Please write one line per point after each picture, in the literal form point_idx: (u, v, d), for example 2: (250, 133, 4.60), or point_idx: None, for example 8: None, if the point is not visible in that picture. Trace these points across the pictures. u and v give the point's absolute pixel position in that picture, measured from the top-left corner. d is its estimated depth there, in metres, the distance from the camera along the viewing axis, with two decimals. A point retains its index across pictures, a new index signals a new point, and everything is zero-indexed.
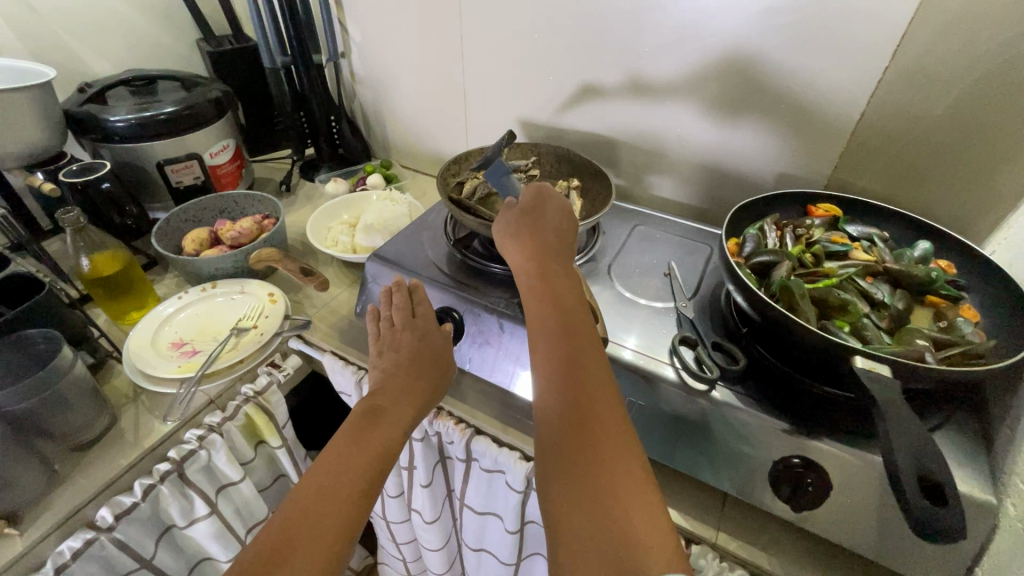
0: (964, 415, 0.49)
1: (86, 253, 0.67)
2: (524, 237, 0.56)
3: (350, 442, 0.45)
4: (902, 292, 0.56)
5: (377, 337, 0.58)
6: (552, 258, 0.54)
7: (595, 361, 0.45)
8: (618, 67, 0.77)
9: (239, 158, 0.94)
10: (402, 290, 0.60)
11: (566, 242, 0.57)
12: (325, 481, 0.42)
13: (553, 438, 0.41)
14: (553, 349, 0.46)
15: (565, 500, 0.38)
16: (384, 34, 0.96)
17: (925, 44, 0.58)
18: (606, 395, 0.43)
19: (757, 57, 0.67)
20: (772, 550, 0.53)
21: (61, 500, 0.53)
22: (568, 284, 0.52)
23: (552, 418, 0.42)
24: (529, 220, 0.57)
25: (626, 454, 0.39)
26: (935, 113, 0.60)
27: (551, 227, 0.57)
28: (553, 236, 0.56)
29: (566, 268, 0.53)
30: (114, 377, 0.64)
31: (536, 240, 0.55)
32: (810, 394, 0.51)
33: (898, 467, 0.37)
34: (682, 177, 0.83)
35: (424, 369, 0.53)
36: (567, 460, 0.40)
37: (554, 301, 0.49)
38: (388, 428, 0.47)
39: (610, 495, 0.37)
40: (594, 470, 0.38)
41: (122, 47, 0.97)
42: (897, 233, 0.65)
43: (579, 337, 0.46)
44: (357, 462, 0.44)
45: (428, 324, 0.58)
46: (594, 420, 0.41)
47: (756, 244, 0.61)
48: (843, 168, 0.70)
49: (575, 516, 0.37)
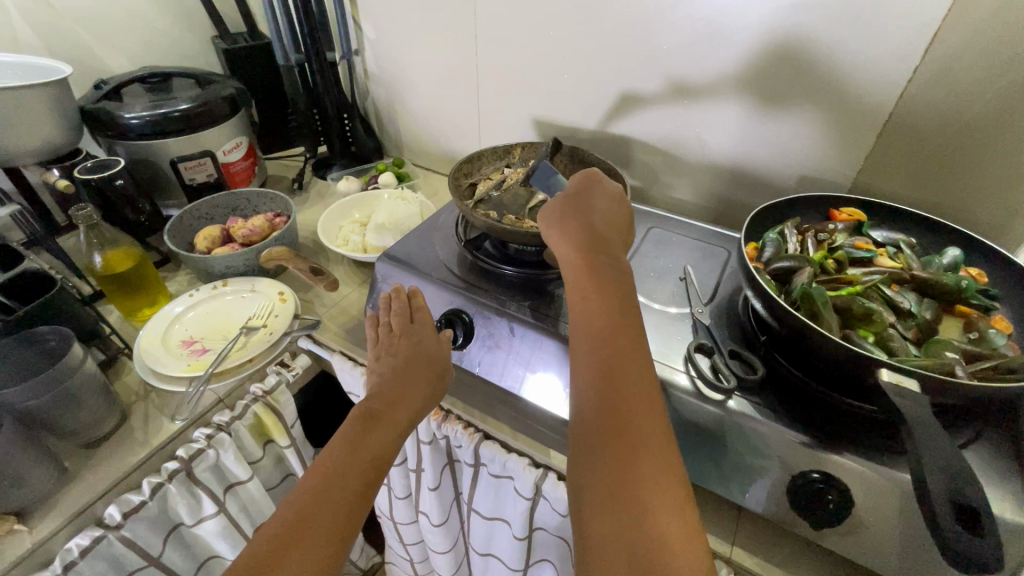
0: (996, 432, 0.47)
1: (100, 251, 0.67)
2: (570, 223, 0.54)
3: (347, 445, 0.44)
4: (929, 301, 0.54)
5: (375, 342, 0.57)
6: (598, 246, 0.52)
7: (632, 357, 0.43)
8: (635, 66, 0.76)
9: (251, 155, 0.94)
10: (401, 298, 0.60)
11: (616, 230, 0.55)
12: (327, 481, 0.42)
13: (588, 444, 0.40)
14: (592, 348, 0.45)
15: (596, 502, 0.37)
16: (398, 31, 0.95)
17: (961, 43, 0.55)
18: (636, 394, 0.41)
19: (780, 56, 0.65)
20: (789, 567, 0.51)
21: (70, 496, 0.53)
22: (614, 275, 0.50)
23: (587, 423, 0.41)
24: (576, 208, 0.56)
25: (657, 459, 0.38)
26: (969, 114, 0.58)
27: (599, 215, 0.55)
28: (602, 225, 0.54)
29: (613, 255, 0.51)
30: (125, 374, 0.64)
31: (585, 227, 0.53)
32: (833, 407, 0.50)
33: (931, 490, 0.35)
34: (700, 179, 0.81)
35: (425, 371, 0.53)
36: (599, 460, 0.39)
37: (597, 289, 0.48)
38: (388, 428, 0.47)
39: (637, 504, 0.36)
40: (624, 474, 0.37)
41: (139, 44, 0.97)
42: (925, 239, 0.62)
43: (618, 334, 0.45)
44: (360, 461, 0.44)
45: (424, 327, 0.58)
46: (623, 419, 0.40)
47: (776, 249, 0.59)
48: (868, 170, 0.67)
49: (603, 515, 0.37)
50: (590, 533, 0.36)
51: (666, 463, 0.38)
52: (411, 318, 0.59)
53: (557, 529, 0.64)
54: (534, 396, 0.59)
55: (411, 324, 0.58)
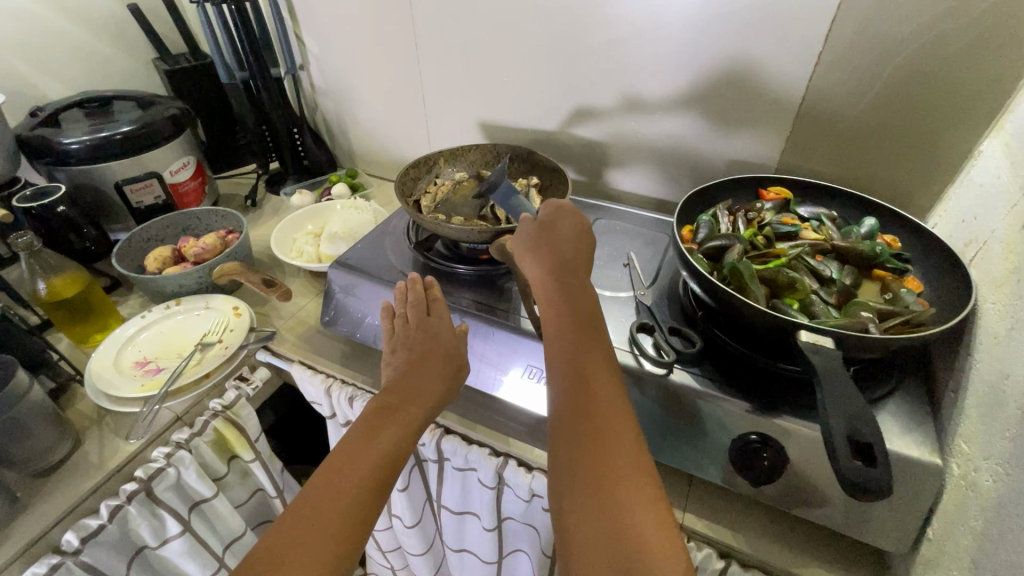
0: (911, 384, 0.51)
1: (44, 278, 0.66)
2: (541, 250, 0.52)
3: (361, 443, 0.44)
4: (849, 268, 0.58)
5: (391, 333, 0.57)
6: (567, 273, 0.50)
7: (603, 365, 0.43)
8: (573, 66, 0.79)
9: (200, 174, 0.93)
10: (417, 288, 0.60)
11: (586, 254, 0.53)
12: (331, 484, 0.41)
13: (564, 449, 0.39)
14: (566, 353, 0.45)
15: (576, 507, 0.36)
16: (342, 45, 0.96)
17: (857, 28, 0.59)
18: (604, 384, 0.42)
19: (706, 51, 0.69)
20: (738, 526, 0.53)
21: (25, 525, 0.52)
22: (585, 296, 0.49)
23: (564, 426, 0.40)
24: (543, 235, 0.53)
25: (633, 455, 0.37)
26: (871, 92, 0.62)
27: (565, 244, 0.52)
28: (571, 251, 0.52)
29: (581, 284, 0.50)
30: (77, 401, 0.64)
31: (552, 257, 0.51)
32: (765, 372, 0.53)
33: (830, 429, 0.38)
34: (641, 170, 0.85)
35: (431, 371, 0.52)
36: (575, 465, 0.38)
37: (572, 304, 0.48)
38: (400, 425, 0.46)
39: (619, 503, 0.35)
40: (600, 471, 0.37)
41: (74, 68, 0.96)
42: (846, 211, 0.66)
43: (589, 343, 0.45)
44: (365, 470, 0.42)
45: (439, 319, 0.57)
46: (600, 424, 0.39)
47: (709, 230, 0.62)
48: (790, 153, 0.72)
49: (585, 531, 0.35)
50: (571, 539, 0.35)
51: (643, 455, 0.38)
52: (428, 309, 0.58)
53: (524, 518, 0.66)
54: (512, 397, 0.59)
55: (428, 316, 0.57)
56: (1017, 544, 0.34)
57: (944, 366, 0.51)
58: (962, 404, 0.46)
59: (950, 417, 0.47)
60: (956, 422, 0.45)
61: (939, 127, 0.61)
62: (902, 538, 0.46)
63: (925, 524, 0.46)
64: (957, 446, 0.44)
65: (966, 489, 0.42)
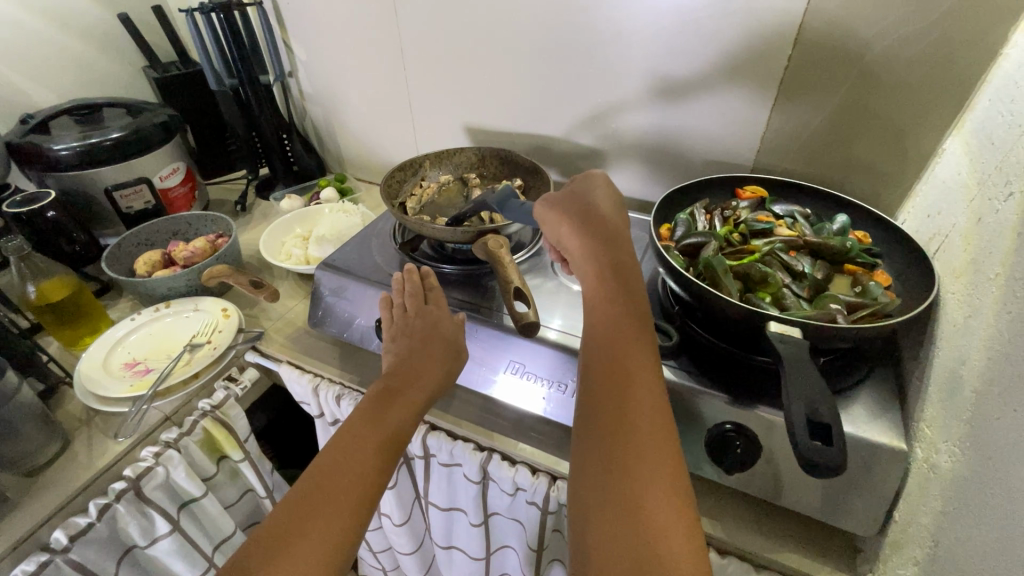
0: (880, 374, 0.53)
1: (33, 281, 0.67)
2: (582, 217, 0.54)
3: (368, 425, 0.45)
4: (821, 262, 0.60)
5: (390, 322, 0.58)
6: (613, 241, 0.52)
7: (637, 347, 0.44)
8: (554, 70, 0.81)
9: (190, 179, 0.94)
10: (414, 279, 0.62)
11: (623, 227, 0.55)
12: (341, 463, 0.42)
13: (589, 426, 0.40)
14: (599, 334, 0.45)
15: (590, 485, 0.37)
16: (330, 52, 0.98)
17: (823, 31, 0.62)
18: (639, 367, 0.42)
19: (681, 55, 0.71)
20: (715, 514, 0.55)
21: (14, 524, 0.53)
22: (630, 273, 0.50)
23: (592, 406, 0.41)
24: (582, 206, 0.55)
25: (658, 437, 0.38)
26: (842, 91, 0.64)
27: (613, 215, 0.55)
28: (615, 223, 0.54)
29: (629, 251, 0.52)
30: (67, 402, 0.65)
31: (601, 225, 0.53)
32: (740, 364, 0.54)
33: (791, 414, 0.39)
34: (623, 171, 0.87)
35: (437, 355, 0.53)
36: (599, 445, 0.38)
37: (618, 285, 0.48)
38: (404, 409, 0.48)
39: (633, 483, 0.36)
40: (622, 450, 0.37)
41: (65, 77, 0.97)
42: (819, 209, 0.68)
43: (627, 325, 0.45)
44: (374, 453, 0.43)
45: (438, 309, 0.59)
46: (627, 405, 0.40)
47: (686, 228, 0.64)
48: (766, 152, 0.74)
49: (603, 508, 0.36)
50: (593, 515, 0.36)
51: (670, 436, 0.38)
52: (425, 300, 0.60)
53: (510, 512, 0.67)
54: (505, 397, 0.60)
55: (426, 305, 0.59)
56: (972, 521, 0.36)
57: (911, 356, 0.53)
58: (925, 390, 0.47)
59: (914, 404, 0.48)
60: (920, 408, 0.47)
61: (906, 126, 0.63)
62: (870, 522, 0.48)
63: (892, 508, 0.47)
64: (920, 431, 0.46)
65: (927, 471, 0.44)
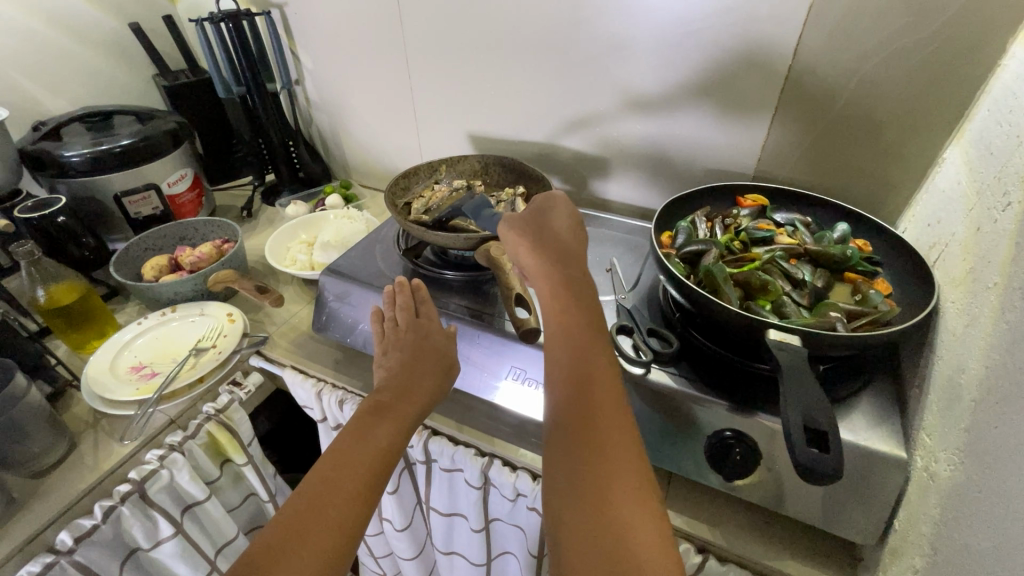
0: (879, 382, 0.53)
1: (43, 286, 0.68)
2: (535, 238, 0.55)
3: (354, 437, 0.45)
4: (821, 271, 0.60)
5: (381, 335, 0.59)
6: (565, 258, 0.53)
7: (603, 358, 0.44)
8: (556, 80, 0.82)
9: (197, 186, 0.96)
10: (405, 292, 0.62)
11: (579, 244, 0.56)
12: (326, 478, 0.42)
13: (558, 435, 0.40)
14: (566, 344, 0.46)
15: (563, 491, 0.37)
16: (336, 61, 1.00)
17: (823, 42, 0.62)
18: (606, 378, 0.43)
19: (682, 65, 0.72)
20: (715, 522, 0.55)
21: (20, 525, 0.54)
22: (587, 287, 0.50)
23: (560, 414, 0.41)
24: (537, 226, 0.57)
25: (628, 444, 0.38)
26: (840, 101, 0.65)
27: (567, 234, 0.56)
28: (569, 240, 0.55)
29: (584, 268, 0.53)
30: (74, 405, 0.65)
31: (553, 244, 0.54)
32: (739, 371, 0.55)
33: (788, 421, 0.40)
34: (625, 179, 0.88)
35: (424, 369, 0.54)
36: (570, 451, 0.38)
37: (577, 298, 0.49)
38: (392, 422, 0.48)
39: (606, 487, 0.36)
40: (593, 455, 0.37)
41: (76, 84, 0.99)
42: (820, 217, 0.69)
43: (591, 336, 0.46)
44: (357, 464, 0.43)
45: (428, 321, 0.60)
46: (595, 413, 0.40)
47: (687, 236, 0.65)
48: (766, 161, 0.74)
49: (575, 514, 0.35)
50: (565, 520, 0.35)
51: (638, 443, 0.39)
52: (416, 313, 0.61)
53: (510, 518, 0.67)
54: (507, 403, 0.60)
55: (417, 318, 0.60)
56: (970, 530, 0.36)
57: (910, 364, 0.53)
58: (925, 399, 0.48)
59: (914, 412, 0.49)
60: (920, 417, 0.47)
61: (905, 136, 0.64)
62: (870, 530, 0.48)
63: (892, 516, 0.47)
64: (920, 439, 0.46)
65: (926, 480, 0.44)
